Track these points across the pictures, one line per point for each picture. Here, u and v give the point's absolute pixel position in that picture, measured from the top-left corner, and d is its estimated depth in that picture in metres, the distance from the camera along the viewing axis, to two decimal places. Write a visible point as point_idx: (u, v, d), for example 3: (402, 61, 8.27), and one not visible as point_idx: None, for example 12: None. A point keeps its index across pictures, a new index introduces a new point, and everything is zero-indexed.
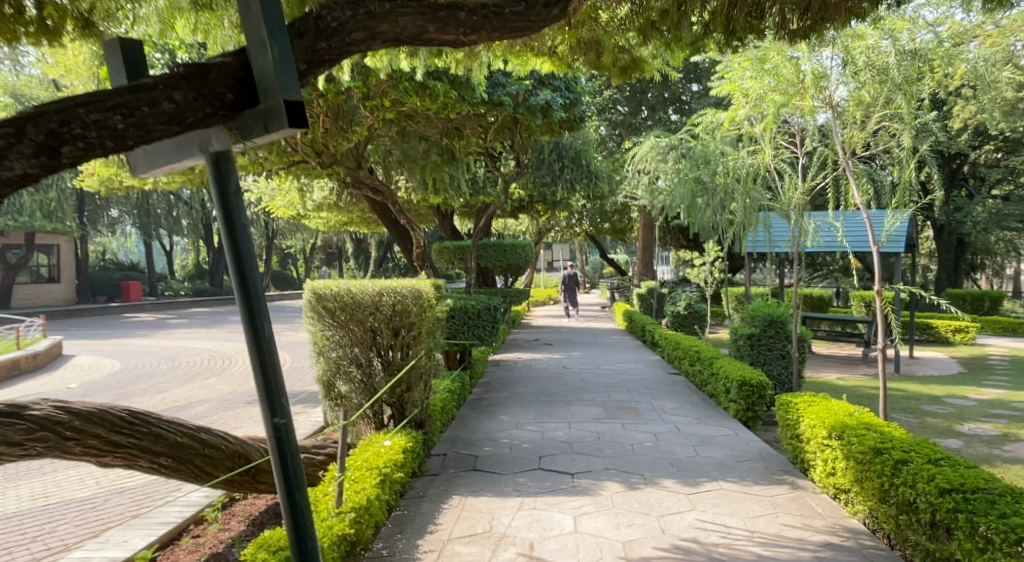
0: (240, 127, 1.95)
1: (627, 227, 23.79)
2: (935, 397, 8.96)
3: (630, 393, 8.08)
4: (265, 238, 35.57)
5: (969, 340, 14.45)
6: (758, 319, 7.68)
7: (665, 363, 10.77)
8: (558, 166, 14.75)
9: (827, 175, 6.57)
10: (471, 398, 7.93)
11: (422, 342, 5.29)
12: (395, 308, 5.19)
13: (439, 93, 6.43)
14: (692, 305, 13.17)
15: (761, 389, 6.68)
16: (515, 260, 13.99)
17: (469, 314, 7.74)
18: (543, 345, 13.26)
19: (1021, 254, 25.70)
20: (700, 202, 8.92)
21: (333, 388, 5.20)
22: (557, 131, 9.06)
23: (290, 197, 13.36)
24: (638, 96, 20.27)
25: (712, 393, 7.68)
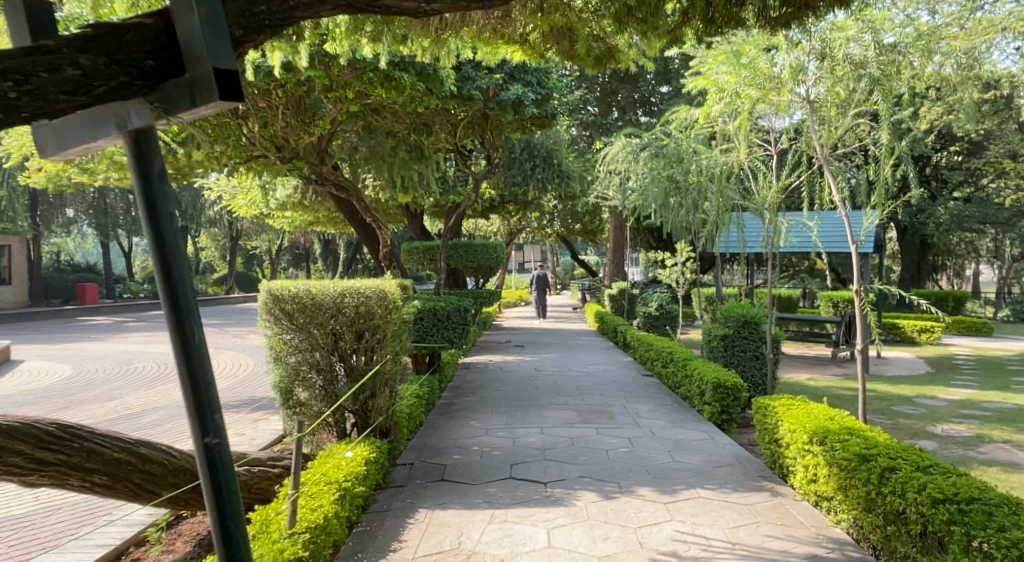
0: (162, 103, 1.77)
1: (598, 228, 23.71)
2: (906, 397, 8.98)
3: (603, 396, 7.89)
4: (230, 238, 34.69)
5: (934, 340, 14.66)
6: (732, 319, 7.51)
7: (637, 365, 10.59)
8: (530, 166, 14.56)
9: (802, 173, 6.44)
10: (439, 402, 7.64)
11: (388, 346, 5.00)
12: (358, 310, 4.89)
13: (405, 85, 6.12)
14: (664, 306, 13.08)
15: (737, 391, 6.52)
16: (486, 261, 13.72)
17: (437, 316, 7.35)
18: (513, 347, 13.01)
19: (980, 255, 26.34)
20: (671, 202, 8.71)
21: (292, 395, 4.90)
22: (528, 128, 8.82)
23: (253, 195, 12.92)
24: (609, 96, 20.21)
25: (685, 395, 7.53)
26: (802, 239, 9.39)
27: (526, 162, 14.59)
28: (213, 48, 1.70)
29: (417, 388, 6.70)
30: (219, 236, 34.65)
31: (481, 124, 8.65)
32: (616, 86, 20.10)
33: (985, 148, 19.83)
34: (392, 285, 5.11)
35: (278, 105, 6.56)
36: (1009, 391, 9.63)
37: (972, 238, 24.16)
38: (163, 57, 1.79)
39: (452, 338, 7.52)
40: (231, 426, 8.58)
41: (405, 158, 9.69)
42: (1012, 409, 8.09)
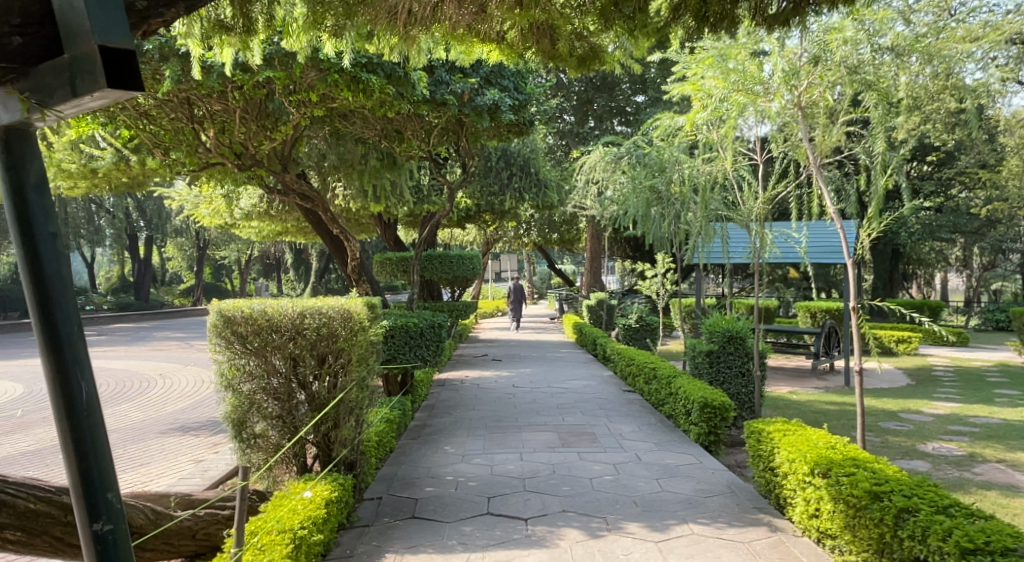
0: (38, 91, 1.39)
1: (575, 238, 23.49)
2: (891, 412, 8.77)
3: (584, 415, 7.53)
4: (198, 248, 33.82)
5: (912, 350, 14.61)
6: (717, 334, 7.22)
7: (617, 380, 10.24)
8: (506, 175, 14.32)
9: (789, 184, 6.18)
10: (412, 425, 7.21)
11: (354, 371, 4.59)
12: (320, 332, 4.48)
13: (372, 88, 5.73)
14: (644, 318, 12.80)
15: (725, 411, 6.21)
16: (462, 272, 13.28)
17: (410, 333, 6.90)
18: (490, 361, 12.59)
19: (949, 264, 26.71)
20: (652, 213, 8.39)
21: (246, 426, 4.46)
22: (505, 136, 8.46)
23: (218, 205, 12.39)
24: (585, 105, 20.03)
25: (670, 414, 7.20)
26: (789, 252, 9.14)
27: (502, 171, 14.32)
28: (98, 20, 1.33)
29: (388, 411, 6.27)
30: (186, 246, 33.76)
31: (456, 131, 8.26)
32: (592, 94, 19.97)
33: (956, 159, 20.06)
34: (359, 305, 4.70)
35: (236, 109, 6.12)
36: (992, 403, 9.51)
37: (943, 247, 24.47)
38: (36, 33, 1.39)
39: (426, 356, 7.11)
40: (189, 451, 8.04)
41: (376, 166, 9.26)
42: (999, 424, 7.92)
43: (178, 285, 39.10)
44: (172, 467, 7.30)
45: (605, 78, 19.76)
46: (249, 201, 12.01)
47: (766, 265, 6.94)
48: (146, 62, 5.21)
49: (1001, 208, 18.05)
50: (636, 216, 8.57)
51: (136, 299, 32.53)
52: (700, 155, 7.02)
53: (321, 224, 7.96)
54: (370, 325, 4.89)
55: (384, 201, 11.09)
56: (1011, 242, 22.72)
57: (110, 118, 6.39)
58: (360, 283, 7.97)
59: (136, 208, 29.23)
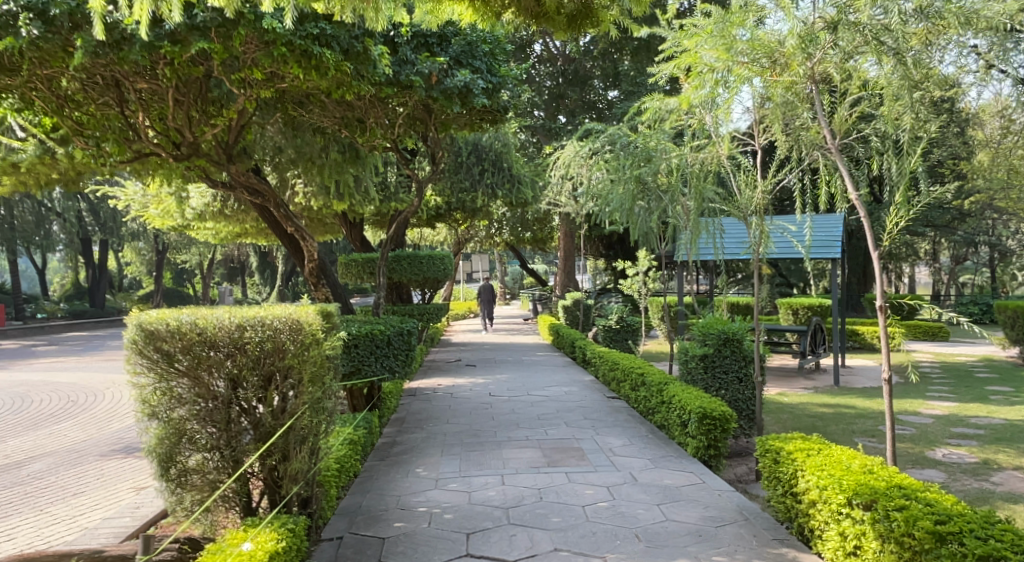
0: None
1: (548, 237, 22.90)
2: (888, 415, 8.33)
3: (569, 427, 6.90)
4: (157, 252, 32.41)
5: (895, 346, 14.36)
6: (710, 336, 6.66)
7: (600, 385, 9.63)
8: (478, 170, 13.68)
9: (791, 170, 5.65)
10: (379, 443, 6.49)
11: (306, 393, 3.83)
12: (264, 347, 3.72)
13: (327, 65, 5.02)
14: (624, 318, 12.25)
15: (726, 423, 5.64)
16: (433, 273, 12.56)
17: (377, 341, 6.19)
18: (464, 367, 11.89)
19: (919, 259, 26.83)
20: (637, 206, 7.80)
21: (176, 462, 3.71)
22: (477, 125, 7.79)
23: (168, 204, 11.47)
24: (557, 100, 19.50)
25: (662, 423, 6.62)
26: (784, 246, 8.81)
27: (473, 166, 13.68)
28: None
29: (351, 430, 5.57)
30: (144, 250, 32.29)
31: (424, 120, 7.55)
32: (564, 89, 19.45)
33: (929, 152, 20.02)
34: (313, 314, 3.94)
35: (170, 89, 5.35)
36: (988, 402, 9.16)
37: (913, 241, 24.50)
38: None
39: (394, 367, 6.41)
40: (131, 477, 7.20)
41: (337, 159, 8.52)
42: (1004, 425, 7.51)
43: (137, 291, 37.46)
44: (108, 498, 6.46)
45: (577, 72, 19.30)
46: (200, 199, 11.09)
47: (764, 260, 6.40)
48: (55, 31, 4.53)
49: (974, 201, 18.00)
50: (619, 210, 7.99)
51: (91, 306, 30.99)
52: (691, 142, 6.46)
53: (275, 223, 7.18)
54: (326, 337, 4.13)
55: (348, 198, 10.30)
56: (981, 235, 22.83)
57: (24, 103, 5.58)
58: (320, 288, 7.17)
59: (89, 210, 27.81)
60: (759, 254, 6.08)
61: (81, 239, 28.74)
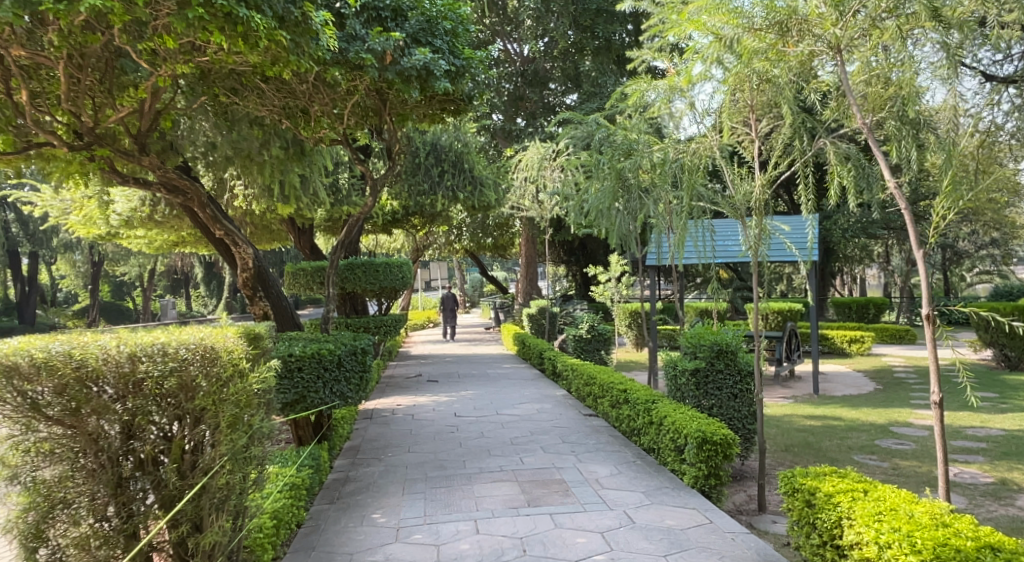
0: None
1: (509, 243, 22.15)
2: (881, 427, 7.83)
3: (547, 454, 6.10)
4: (93, 264, 30.33)
5: (865, 350, 14.11)
6: (702, 348, 5.99)
7: (574, 401, 8.88)
8: (437, 172, 12.84)
9: (795, 161, 5.04)
10: (327, 481, 5.57)
11: (226, 442, 2.91)
12: (167, 385, 2.79)
13: (257, 33, 4.17)
14: (596, 327, 11.53)
15: (727, 448, 4.96)
16: (390, 282, 11.64)
17: (323, 363, 5.28)
18: (425, 383, 11.00)
19: (874, 262, 27.13)
20: (613, 206, 7.11)
21: (45, 540, 2.73)
22: (437, 116, 7.00)
23: (90, 210, 10.26)
24: (517, 101, 18.87)
25: (651, 447, 5.91)
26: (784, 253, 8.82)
27: (431, 168, 12.84)
28: None
29: (293, 470, 4.66)
30: (79, 263, 30.15)
31: (377, 110, 6.71)
32: (523, 90, 18.86)
33: None
34: (234, 338, 3.04)
35: (59, 60, 4.33)
36: (976, 409, 8.79)
37: (869, 244, 24.65)
38: None
39: (346, 392, 5.50)
40: None
41: (278, 156, 7.59)
42: (1005, 437, 7.07)
43: (71, 305, 35.07)
44: None
45: (536, 72, 18.69)
46: (126, 203, 9.91)
47: (763, 264, 5.72)
48: None
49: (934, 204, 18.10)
50: (594, 210, 7.28)
51: (18, 323, 28.63)
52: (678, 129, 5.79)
53: (204, 227, 6.21)
54: (253, 368, 3.22)
55: (294, 200, 9.36)
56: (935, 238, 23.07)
57: None
58: (258, 301, 6.24)
59: (15, 219, 25.74)
60: (759, 258, 5.41)
61: (7, 251, 26.63)
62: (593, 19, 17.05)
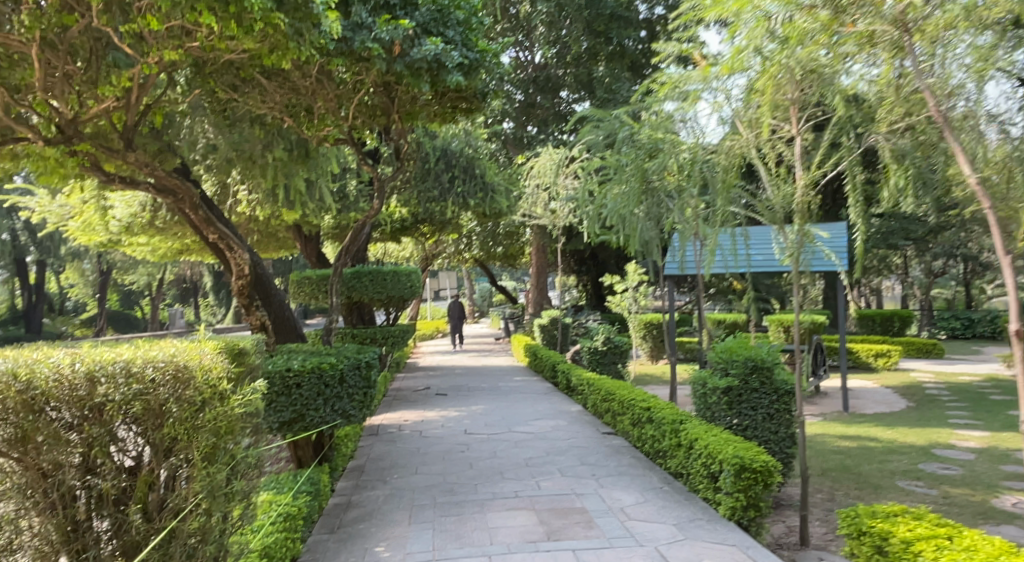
0: None
1: (519, 252, 21.72)
2: (921, 450, 7.31)
3: (566, 479, 5.63)
4: (101, 272, 30.15)
5: (892, 365, 13.56)
6: (735, 364, 5.52)
7: (591, 418, 8.40)
8: (447, 177, 12.45)
9: (842, 158, 4.60)
10: (327, 507, 5.12)
11: (203, 478, 2.45)
12: (131, 411, 2.35)
13: (252, 14, 3.78)
14: (612, 339, 11.03)
15: (768, 477, 4.49)
16: (398, 291, 11.20)
17: (323, 379, 4.84)
18: (434, 397, 10.56)
19: (893, 273, 26.50)
20: (633, 212, 6.70)
21: None
22: (449, 116, 6.62)
23: (89, 215, 9.92)
24: (529, 107, 18.52)
25: (679, 471, 5.44)
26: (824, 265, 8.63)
27: (442, 174, 12.44)
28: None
29: (288, 499, 4.21)
30: (88, 271, 30.02)
31: (385, 108, 6.37)
32: (535, 97, 18.49)
33: None
34: (211, 354, 2.60)
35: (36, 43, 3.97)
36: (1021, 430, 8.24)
37: (888, 255, 24.06)
38: None
39: (348, 410, 5.06)
40: None
41: (282, 158, 7.23)
42: None
43: (79, 314, 34.90)
44: None
45: (548, 78, 18.30)
46: (125, 208, 9.58)
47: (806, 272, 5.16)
48: None
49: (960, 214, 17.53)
50: (613, 216, 6.86)
51: (25, 332, 28.39)
52: (704, 133, 5.40)
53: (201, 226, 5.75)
54: (238, 390, 2.78)
55: (298, 205, 8.98)
56: (958, 248, 22.43)
57: None
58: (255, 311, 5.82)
59: (23, 226, 25.56)
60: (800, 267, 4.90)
61: (15, 259, 26.47)
62: (607, 24, 16.72)
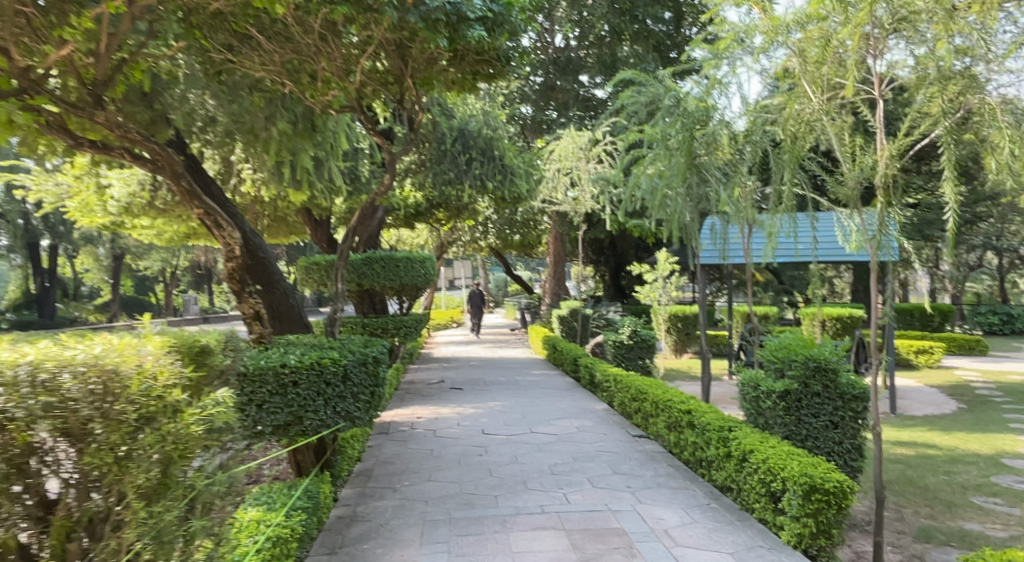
0: None
1: (537, 241, 20.99)
2: (989, 459, 6.58)
3: (596, 492, 5.00)
4: (114, 258, 29.87)
5: (934, 363, 12.77)
6: (794, 365, 4.83)
7: (618, 418, 7.73)
8: (464, 159, 11.67)
9: (937, 123, 3.90)
10: (328, 521, 4.51)
11: (139, 528, 1.84)
12: (39, 430, 1.79)
13: None
14: (638, 333, 10.31)
15: (844, 500, 3.80)
16: (411, 279, 10.58)
17: (322, 375, 4.21)
18: (449, 391, 9.94)
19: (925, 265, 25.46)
20: (669, 197, 6.00)
21: None
22: (468, 85, 5.94)
23: (86, 196, 9.35)
24: (548, 90, 17.75)
25: (729, 485, 4.78)
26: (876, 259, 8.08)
27: (458, 155, 11.68)
28: None
29: (279, 519, 3.57)
30: (102, 257, 29.77)
31: (398, 73, 5.74)
32: (555, 79, 17.66)
33: None
34: (156, 352, 1.99)
35: None
36: None
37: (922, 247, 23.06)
38: None
39: (353, 412, 4.42)
40: None
41: (286, 132, 6.65)
42: None
43: (94, 299, 34.69)
44: None
45: (569, 60, 17.48)
46: (124, 187, 8.99)
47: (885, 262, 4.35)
48: None
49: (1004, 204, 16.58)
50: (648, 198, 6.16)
51: (38, 317, 28.08)
52: (760, 100, 4.78)
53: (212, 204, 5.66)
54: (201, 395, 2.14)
55: (306, 185, 8.33)
56: (997, 240, 21.40)
57: None
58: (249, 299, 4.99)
59: (35, 210, 25.21)
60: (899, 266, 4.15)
61: (28, 244, 26.15)
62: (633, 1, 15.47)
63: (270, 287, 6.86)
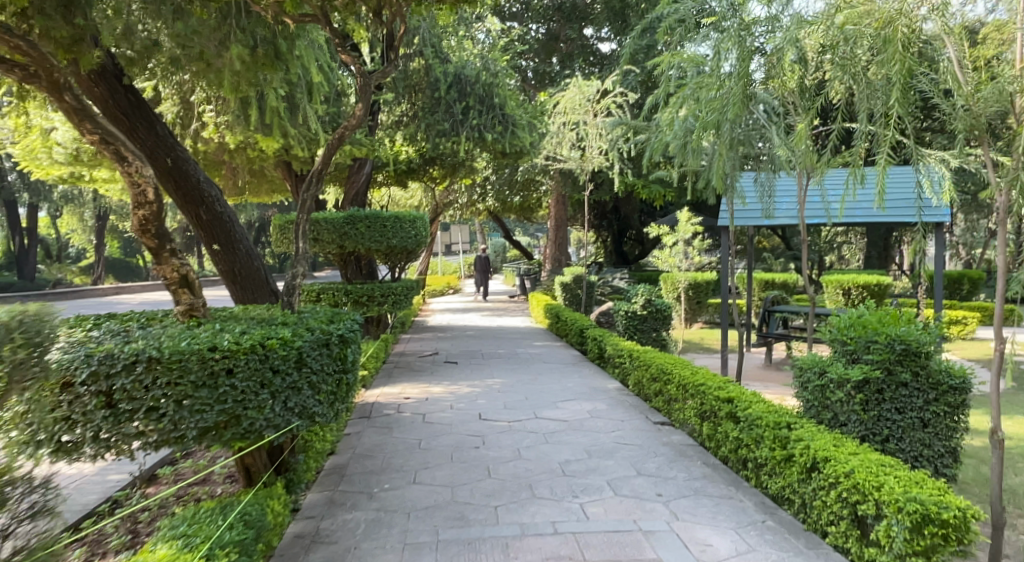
0: None
1: (538, 204, 19.88)
2: None
3: (622, 502, 4.02)
4: (99, 218, 28.55)
5: (967, 334, 11.86)
6: (877, 350, 3.82)
7: (635, 400, 6.75)
8: (460, 108, 10.50)
9: None
10: (282, 544, 3.52)
11: None
12: None
13: None
14: (653, 302, 9.29)
15: (966, 534, 2.81)
16: (400, 241, 9.49)
17: (266, 360, 3.18)
18: (442, 365, 8.96)
19: None
20: (706, 142, 4.92)
21: None
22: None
23: (30, 141, 8.13)
24: (553, 40, 16.41)
25: (790, 497, 3.79)
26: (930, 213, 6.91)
27: (454, 103, 10.51)
28: None
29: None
30: (87, 216, 28.49)
31: None
32: (560, 28, 16.31)
33: None
34: None
35: None
36: None
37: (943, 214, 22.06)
38: None
39: (312, 408, 3.44)
40: None
41: (244, 59, 5.52)
42: None
43: (80, 261, 33.52)
44: None
45: (575, 7, 16.12)
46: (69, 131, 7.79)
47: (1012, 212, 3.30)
48: None
49: None
50: (680, 143, 5.06)
51: (17, 278, 26.84)
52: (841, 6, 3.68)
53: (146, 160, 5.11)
54: None
55: (279, 130, 7.21)
56: None
57: None
58: (167, 255, 3.51)
59: (12, 166, 23.83)
60: None
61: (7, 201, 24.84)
62: None
63: (229, 247, 6.04)
